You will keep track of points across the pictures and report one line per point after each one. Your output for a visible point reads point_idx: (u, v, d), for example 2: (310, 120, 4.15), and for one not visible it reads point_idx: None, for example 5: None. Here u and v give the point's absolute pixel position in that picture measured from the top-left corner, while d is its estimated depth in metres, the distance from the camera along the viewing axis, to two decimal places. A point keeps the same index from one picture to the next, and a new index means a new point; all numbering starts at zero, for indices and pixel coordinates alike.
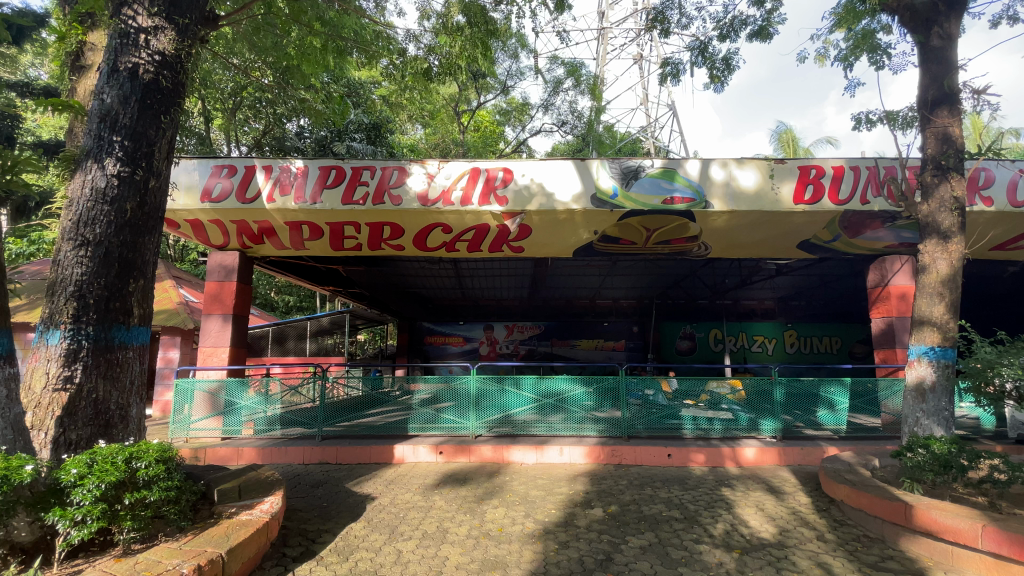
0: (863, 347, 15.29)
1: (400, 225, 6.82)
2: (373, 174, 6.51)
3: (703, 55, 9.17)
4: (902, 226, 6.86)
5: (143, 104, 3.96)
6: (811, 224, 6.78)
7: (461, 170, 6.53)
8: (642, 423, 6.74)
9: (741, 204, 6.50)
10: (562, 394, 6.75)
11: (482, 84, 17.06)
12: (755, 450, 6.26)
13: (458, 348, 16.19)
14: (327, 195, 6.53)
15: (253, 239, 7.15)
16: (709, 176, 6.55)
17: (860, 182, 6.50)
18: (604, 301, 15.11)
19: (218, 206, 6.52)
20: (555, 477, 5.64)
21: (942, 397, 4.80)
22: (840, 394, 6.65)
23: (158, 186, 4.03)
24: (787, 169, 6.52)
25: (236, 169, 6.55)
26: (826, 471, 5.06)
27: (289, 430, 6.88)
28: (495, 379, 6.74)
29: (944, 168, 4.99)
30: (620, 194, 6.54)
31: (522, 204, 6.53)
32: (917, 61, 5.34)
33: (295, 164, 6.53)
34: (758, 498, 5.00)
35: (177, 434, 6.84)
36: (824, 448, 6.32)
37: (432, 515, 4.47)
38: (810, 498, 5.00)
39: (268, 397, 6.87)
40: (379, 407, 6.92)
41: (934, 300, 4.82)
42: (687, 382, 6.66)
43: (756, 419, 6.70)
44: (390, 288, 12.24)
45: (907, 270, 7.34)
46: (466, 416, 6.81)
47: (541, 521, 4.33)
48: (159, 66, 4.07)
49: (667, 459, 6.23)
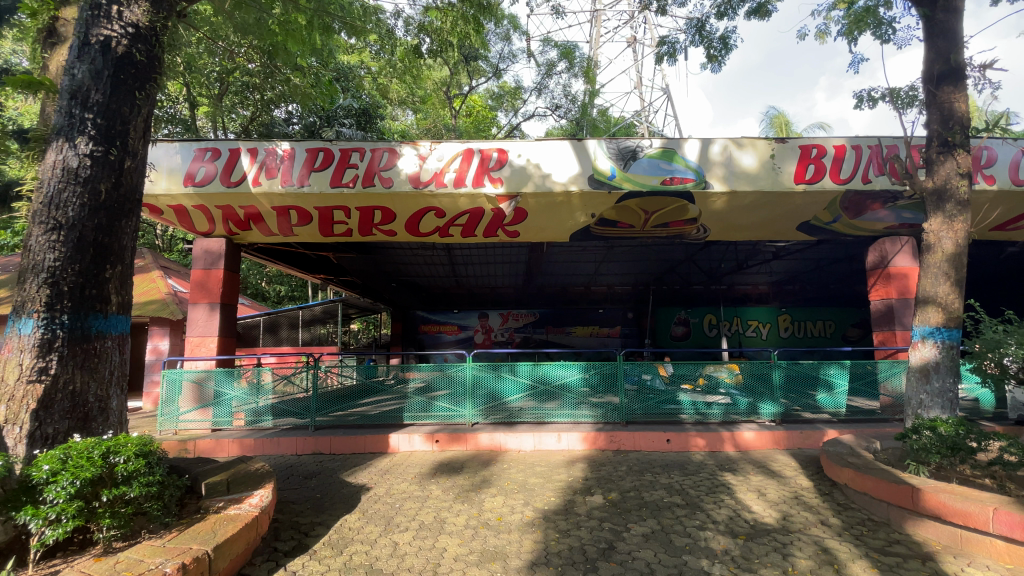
0: (857, 330, 15.36)
1: (391, 209, 6.61)
2: (362, 156, 6.26)
3: (701, 33, 8.97)
4: (903, 206, 6.75)
5: (116, 79, 3.72)
6: (810, 205, 6.66)
7: (454, 151, 6.31)
8: (640, 408, 6.64)
9: (742, 184, 6.35)
10: (558, 381, 6.62)
11: (474, 69, 16.81)
12: (755, 434, 6.20)
13: (453, 336, 16.04)
14: (315, 178, 6.30)
15: (239, 225, 6.91)
16: (709, 157, 6.38)
17: (862, 161, 6.37)
18: (599, 288, 15.05)
19: (202, 190, 6.28)
20: (552, 464, 5.56)
21: (946, 377, 4.74)
22: (839, 376, 6.59)
23: (134, 166, 3.81)
24: (789, 149, 6.36)
25: (220, 152, 6.30)
26: (828, 455, 5.00)
27: (281, 420, 6.77)
28: (491, 366, 6.59)
29: (949, 145, 4.87)
30: (618, 175, 6.37)
31: (518, 186, 6.34)
32: (922, 35, 5.18)
33: (282, 146, 6.28)
34: (760, 483, 4.93)
35: (164, 426, 6.68)
36: (823, 432, 6.27)
37: (429, 505, 4.36)
38: (812, 482, 4.94)
39: (258, 387, 6.70)
40: (371, 396, 6.70)
41: (939, 280, 4.74)
42: (683, 366, 6.56)
43: (755, 403, 6.63)
44: (382, 275, 12.08)
45: (908, 251, 7.22)
46: (461, 404, 6.69)
47: (540, 509, 4.24)
48: (133, 38, 3.82)
49: (667, 444, 6.16)
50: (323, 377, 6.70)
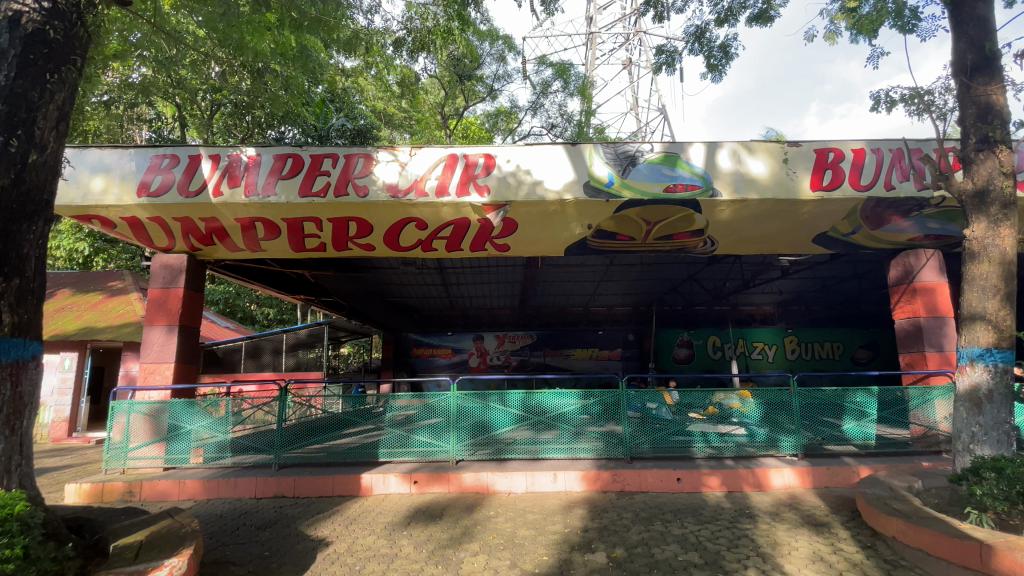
0: (867, 352, 14.68)
1: (367, 220, 6.01)
2: (335, 162, 5.73)
3: (701, 41, 8.57)
4: (929, 216, 6.19)
5: (24, 59, 3.19)
6: (829, 214, 6.04)
7: (436, 157, 5.78)
8: (646, 440, 5.93)
9: (753, 191, 5.76)
10: (553, 411, 5.91)
11: (470, 90, 16.57)
12: (787, 473, 5.50)
13: (447, 360, 15.32)
14: (283, 186, 5.71)
15: (201, 240, 6.29)
16: (716, 164, 5.83)
17: (883, 165, 5.83)
18: (598, 309, 14.41)
19: (157, 201, 5.69)
20: (547, 509, 4.81)
21: (1001, 408, 4.06)
22: (866, 404, 5.89)
23: (42, 161, 3.21)
24: (803, 153, 5.83)
25: (179, 159, 5.76)
26: (867, 499, 4.31)
27: (242, 457, 6.01)
28: (478, 395, 5.90)
29: (990, 141, 4.32)
30: (617, 181, 5.79)
31: (506, 194, 5.76)
32: (949, 23, 4.67)
33: (247, 152, 5.75)
34: (790, 534, 4.20)
35: (112, 464, 5.98)
36: (853, 468, 5.57)
37: (395, 568, 3.64)
38: (850, 532, 4.22)
39: (218, 420, 5.96)
40: (360, 424, 5.88)
41: (987, 294, 4.14)
42: (691, 394, 5.86)
43: (774, 435, 5.93)
44: (369, 295, 11.43)
45: (934, 265, 6.58)
46: (444, 438, 5.99)
47: (528, 572, 3.51)
48: (48, 14, 3.30)
49: (677, 483, 5.44)
50: (302, 408, 6.00)
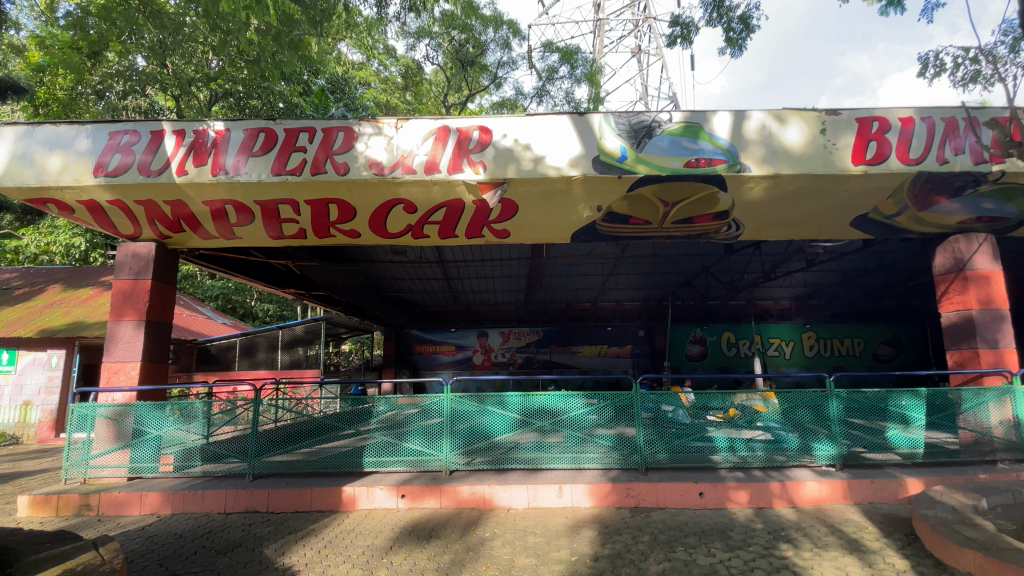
0: (889, 348, 13.91)
1: (349, 202, 5.40)
2: (312, 137, 5.13)
3: (719, 11, 7.84)
4: (983, 194, 5.47)
5: None
6: (871, 193, 5.35)
7: (426, 130, 5.17)
8: (664, 449, 5.28)
9: (785, 165, 5.09)
10: (557, 415, 5.26)
11: (472, 80, 15.80)
12: (825, 487, 4.84)
13: (450, 357, 14.75)
14: (254, 163, 5.12)
15: (170, 228, 5.71)
16: (742, 134, 5.16)
17: (935, 136, 5.14)
18: (606, 303, 13.76)
19: (115, 181, 5.11)
20: (552, 530, 4.20)
21: None
22: (913, 408, 5.21)
23: None
24: (842, 122, 5.14)
25: (140, 135, 5.19)
26: (927, 522, 3.66)
27: (213, 466, 5.45)
28: (474, 396, 5.26)
29: None
30: (630, 155, 5.13)
31: (504, 171, 5.14)
32: None
33: (215, 126, 5.16)
34: (837, 565, 3.57)
35: (71, 473, 5.44)
36: (900, 482, 4.90)
37: None
38: (908, 562, 3.57)
39: (186, 424, 5.37)
40: (346, 429, 5.32)
41: None
42: (708, 394, 5.19)
43: (808, 443, 5.26)
44: (365, 289, 10.84)
45: (987, 251, 5.87)
46: (437, 445, 5.37)
47: None
48: None
49: (699, 498, 4.81)
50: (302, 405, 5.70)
